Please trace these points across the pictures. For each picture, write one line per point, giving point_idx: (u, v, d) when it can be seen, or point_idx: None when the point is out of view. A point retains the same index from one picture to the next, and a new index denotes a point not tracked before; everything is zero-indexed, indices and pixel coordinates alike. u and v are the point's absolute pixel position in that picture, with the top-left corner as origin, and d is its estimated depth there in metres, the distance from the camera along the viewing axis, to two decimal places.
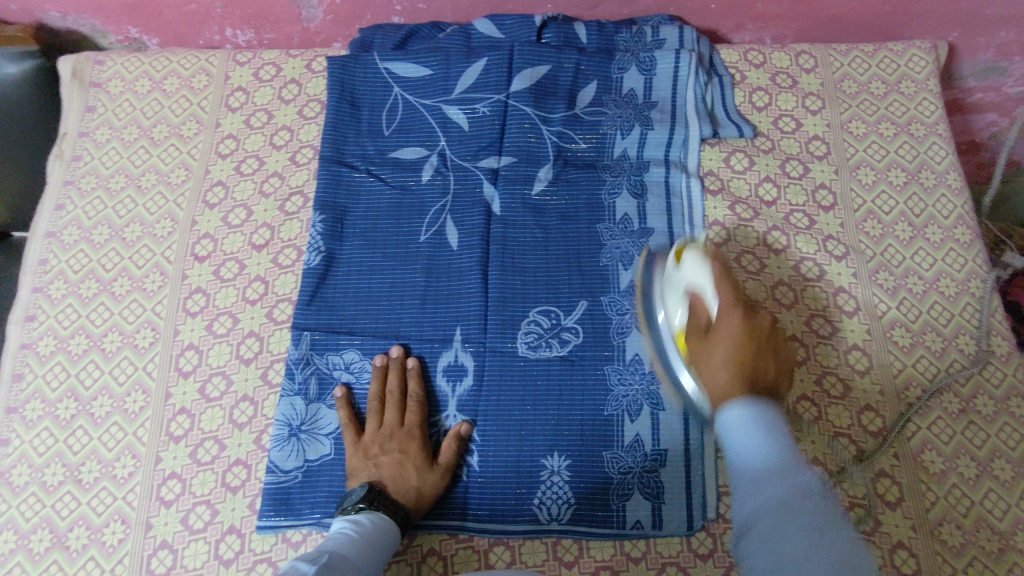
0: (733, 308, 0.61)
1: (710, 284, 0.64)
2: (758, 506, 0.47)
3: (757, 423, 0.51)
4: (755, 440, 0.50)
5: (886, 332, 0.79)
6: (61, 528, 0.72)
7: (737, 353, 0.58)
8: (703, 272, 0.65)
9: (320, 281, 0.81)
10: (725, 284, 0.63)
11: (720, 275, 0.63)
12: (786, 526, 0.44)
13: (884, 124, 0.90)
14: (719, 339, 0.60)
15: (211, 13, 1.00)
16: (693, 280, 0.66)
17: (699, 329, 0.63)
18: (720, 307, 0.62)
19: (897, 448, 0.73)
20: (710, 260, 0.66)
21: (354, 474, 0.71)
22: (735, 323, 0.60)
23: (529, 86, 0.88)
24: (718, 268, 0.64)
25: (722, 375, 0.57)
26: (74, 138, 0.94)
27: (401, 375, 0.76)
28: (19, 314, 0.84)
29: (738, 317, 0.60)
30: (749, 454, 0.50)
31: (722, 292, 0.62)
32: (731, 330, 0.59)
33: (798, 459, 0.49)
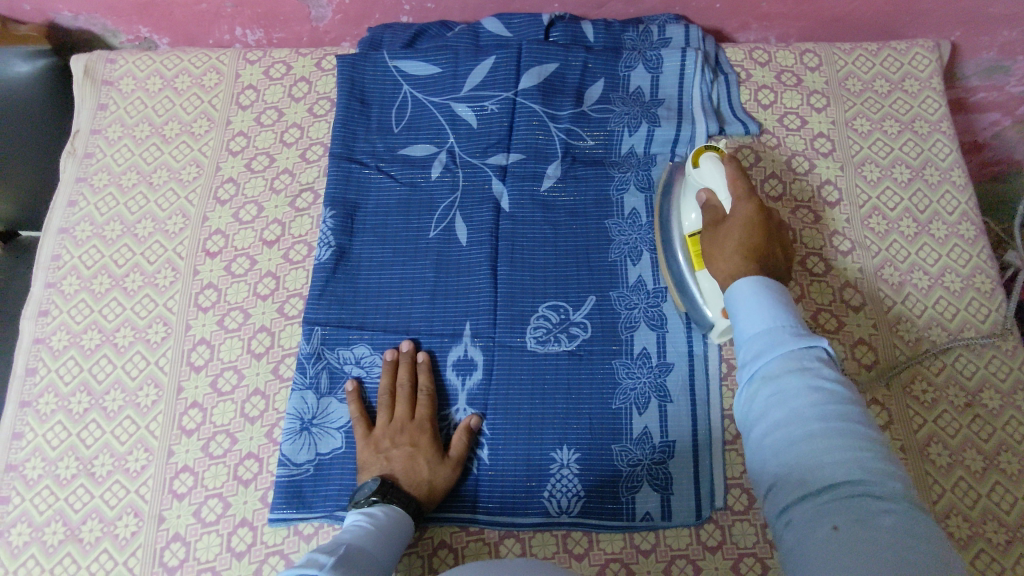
0: (746, 198, 0.67)
1: (725, 181, 0.69)
2: (758, 364, 0.51)
3: (762, 293, 0.55)
4: (757, 311, 0.54)
5: (892, 326, 0.79)
6: (75, 521, 0.73)
7: (748, 234, 0.65)
8: (718, 168, 0.70)
9: (331, 277, 0.81)
10: (740, 179, 0.68)
11: (734, 171, 0.69)
12: (781, 378, 0.49)
13: (889, 121, 0.91)
14: (735, 227, 0.66)
15: (221, 13, 1.00)
16: (708, 180, 0.72)
17: (713, 222, 0.69)
18: (734, 198, 0.68)
19: (904, 441, 0.74)
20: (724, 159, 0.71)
21: (366, 467, 0.71)
22: (746, 211, 0.66)
23: (537, 83, 0.89)
24: (733, 164, 0.69)
25: (735, 258, 0.64)
26: (87, 135, 0.95)
27: (411, 370, 0.76)
28: (32, 309, 0.84)
29: (751, 205, 0.66)
30: (752, 324, 0.54)
31: (737, 186, 0.68)
32: (743, 219, 0.66)
33: (798, 324, 0.53)
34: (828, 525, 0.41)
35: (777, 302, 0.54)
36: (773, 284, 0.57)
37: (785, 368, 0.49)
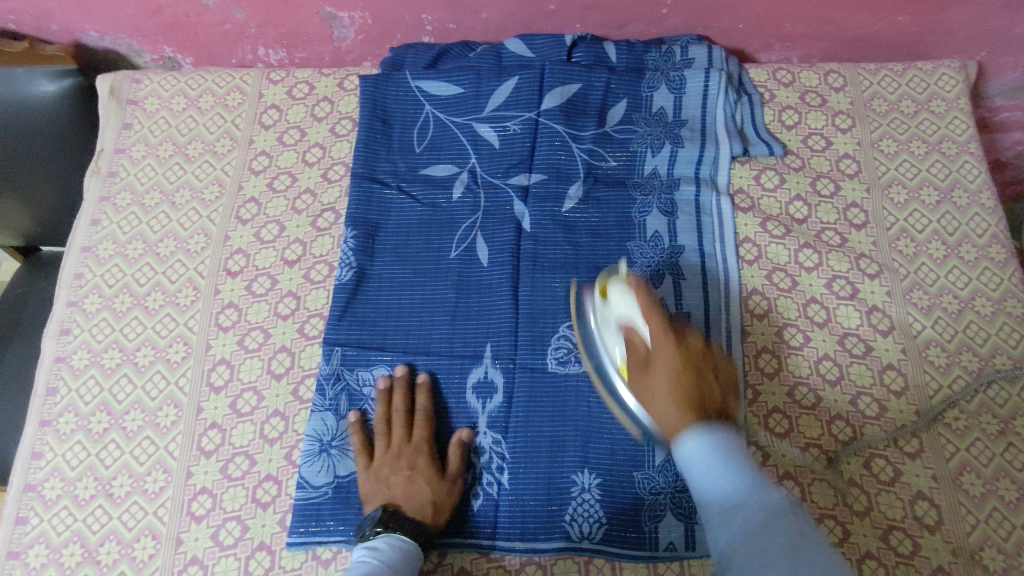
0: (665, 333, 0.63)
1: (639, 316, 0.66)
2: (730, 529, 0.47)
3: (715, 453, 0.52)
4: (718, 466, 0.51)
5: (922, 351, 0.78)
6: (92, 543, 0.72)
7: (677, 380, 0.60)
8: (630, 303, 0.67)
9: (351, 296, 0.81)
10: (654, 313, 0.65)
11: (647, 309, 0.65)
12: (753, 541, 0.45)
13: (916, 142, 0.90)
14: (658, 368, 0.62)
15: (245, 33, 1.01)
16: (621, 314, 0.68)
17: (640, 361, 0.65)
18: (653, 337, 0.64)
19: (935, 469, 0.72)
20: (634, 289, 0.67)
21: (369, 499, 0.70)
22: (668, 351, 0.62)
23: (559, 103, 0.89)
24: (644, 298, 0.66)
25: (671, 407, 0.58)
26: (111, 154, 0.95)
27: (406, 394, 0.75)
28: (54, 328, 0.84)
29: (672, 343, 0.63)
30: (716, 482, 0.50)
31: (652, 322, 0.64)
32: (667, 360, 0.62)
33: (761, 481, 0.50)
34: None
35: (733, 463, 0.51)
36: (719, 433, 0.54)
37: (756, 526, 0.46)
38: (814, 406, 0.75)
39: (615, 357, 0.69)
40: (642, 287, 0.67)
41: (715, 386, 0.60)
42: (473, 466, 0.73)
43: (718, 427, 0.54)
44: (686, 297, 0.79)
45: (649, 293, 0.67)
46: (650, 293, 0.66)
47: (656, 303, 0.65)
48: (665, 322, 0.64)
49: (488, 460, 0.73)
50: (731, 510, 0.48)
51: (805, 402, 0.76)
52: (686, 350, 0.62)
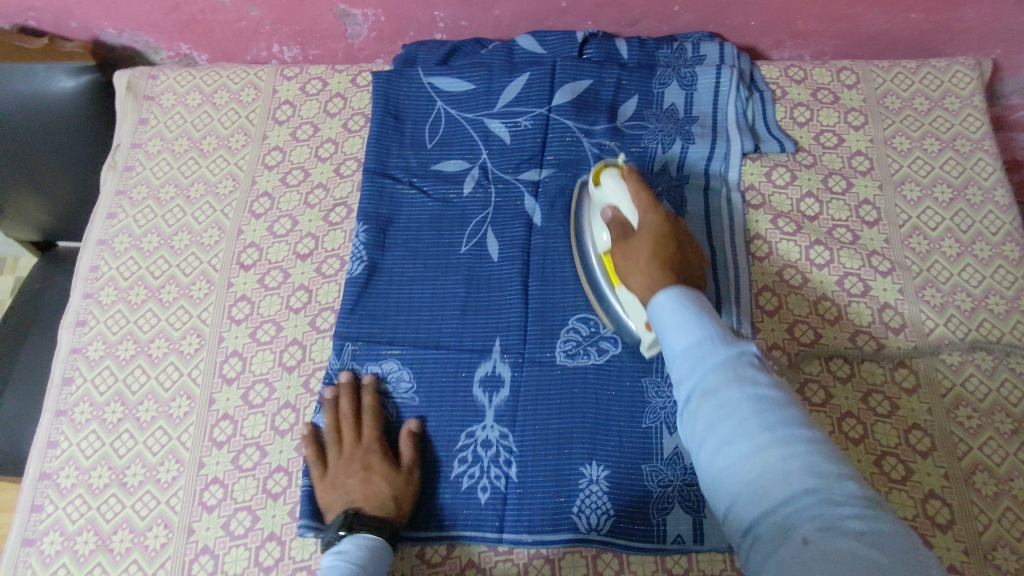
0: (653, 209, 0.69)
1: (629, 198, 0.71)
2: (696, 378, 0.53)
3: (686, 303, 0.57)
4: (685, 320, 0.56)
5: (934, 349, 0.77)
6: (106, 530, 0.73)
7: (657, 247, 0.66)
8: (620, 188, 0.72)
9: (362, 291, 0.81)
10: (644, 191, 0.70)
11: (638, 190, 0.70)
12: (720, 391, 0.51)
13: (929, 140, 0.89)
14: (641, 237, 0.68)
15: (260, 30, 1.02)
16: (611, 197, 0.73)
17: (624, 235, 0.70)
18: (641, 214, 0.69)
19: (947, 468, 0.71)
20: (626, 174, 0.73)
21: (328, 506, 0.70)
22: (653, 222, 0.68)
23: (570, 100, 0.89)
24: (634, 179, 0.71)
25: (652, 269, 0.64)
26: (127, 149, 0.97)
27: (351, 397, 0.75)
28: (70, 319, 0.86)
29: (659, 217, 0.69)
30: (681, 333, 0.55)
31: (642, 199, 0.70)
32: (653, 230, 0.68)
33: (726, 333, 0.55)
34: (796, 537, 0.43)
35: (702, 313, 0.56)
36: (691, 294, 0.58)
37: (722, 376, 0.51)
38: (824, 403, 0.75)
39: (598, 239, 0.75)
40: (634, 171, 0.73)
41: (687, 262, 0.67)
42: (481, 459, 0.73)
43: (689, 288, 0.60)
44: None
45: (639, 175, 0.72)
46: (642, 178, 0.72)
47: (646, 186, 0.71)
48: (653, 202, 0.70)
49: (495, 453, 0.73)
50: (698, 360, 0.54)
51: (815, 398, 0.75)
52: (669, 227, 0.68)
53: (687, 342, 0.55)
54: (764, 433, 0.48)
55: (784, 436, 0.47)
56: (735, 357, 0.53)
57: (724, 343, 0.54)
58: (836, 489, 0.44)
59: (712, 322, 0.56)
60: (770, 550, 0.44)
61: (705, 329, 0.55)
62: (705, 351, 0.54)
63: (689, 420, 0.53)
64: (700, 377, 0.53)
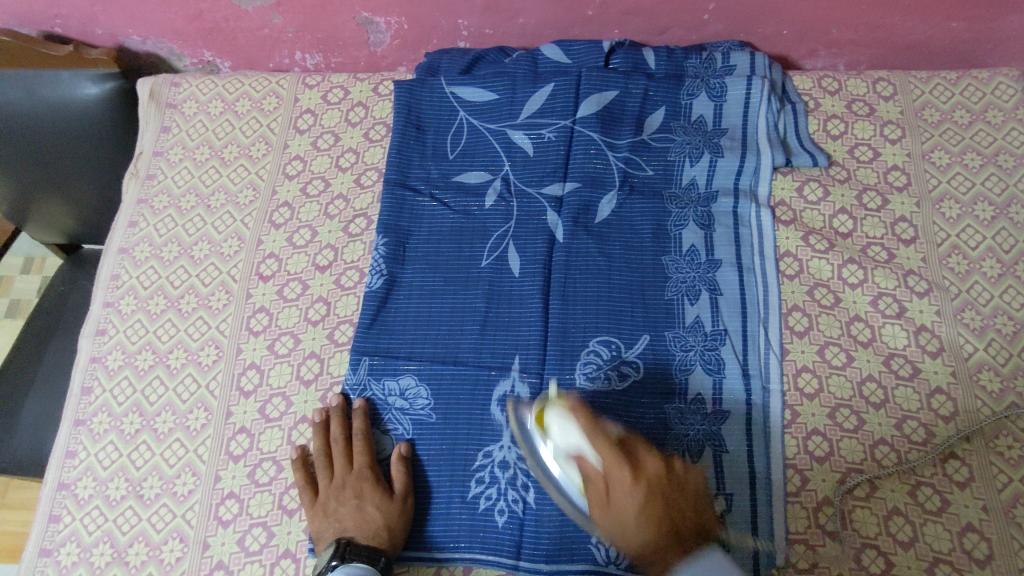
0: (620, 461, 0.60)
1: (589, 449, 0.62)
2: None
3: None
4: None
5: (973, 375, 0.74)
6: (122, 543, 0.73)
7: (649, 517, 0.59)
8: (574, 432, 0.63)
9: (381, 305, 0.80)
10: (600, 438, 0.61)
11: (596, 441, 0.61)
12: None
13: (970, 154, 0.85)
14: (626, 509, 0.60)
15: (283, 38, 1.02)
16: (566, 443, 0.63)
17: (598, 495, 0.61)
18: (608, 468, 0.61)
19: (986, 500, 0.68)
20: (575, 420, 0.63)
21: (320, 536, 0.69)
22: (626, 486, 0.59)
23: (596, 111, 0.87)
24: (588, 425, 0.62)
25: (649, 545, 0.59)
26: (149, 156, 0.96)
27: (342, 423, 0.74)
28: (90, 328, 0.86)
29: (627, 475, 0.60)
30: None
31: (604, 450, 0.61)
32: (628, 498, 0.59)
33: None
34: None
35: None
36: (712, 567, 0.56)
37: None
38: (856, 430, 0.72)
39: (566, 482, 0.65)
40: (581, 412, 0.63)
41: (679, 505, 0.61)
42: (498, 480, 0.71)
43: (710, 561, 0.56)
44: (722, 314, 0.77)
45: (588, 414, 0.63)
46: (592, 417, 0.63)
47: (602, 428, 0.62)
48: (616, 446, 0.61)
49: (513, 475, 0.71)
50: None
51: (847, 425, 0.73)
52: (647, 476, 0.60)
53: None
54: None
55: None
56: None
57: None
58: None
59: None
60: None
61: None
62: None
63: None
64: None
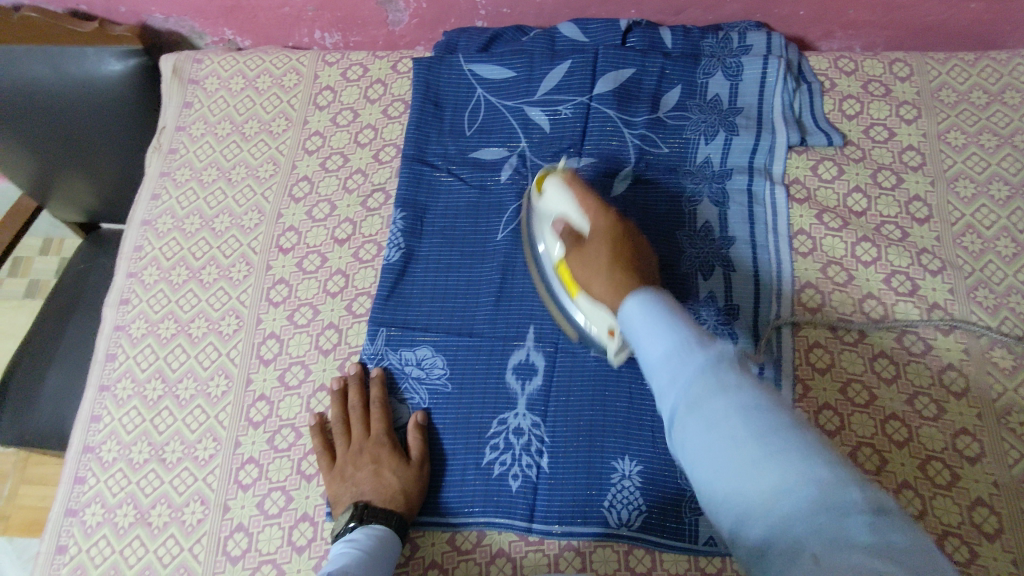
0: (604, 213, 0.68)
1: (576, 205, 0.70)
2: (675, 392, 0.48)
3: (657, 307, 0.54)
4: (653, 328, 0.52)
5: (985, 351, 0.74)
6: (145, 504, 0.75)
7: (616, 252, 0.65)
8: (565, 193, 0.71)
9: (399, 277, 0.82)
10: (590, 196, 0.70)
11: (584, 198, 0.70)
12: (701, 401, 0.46)
13: (986, 135, 0.86)
14: (598, 248, 0.66)
15: (303, 16, 1.03)
16: (557, 204, 0.72)
17: (577, 245, 0.68)
18: (592, 219, 0.68)
19: (997, 475, 0.68)
20: (570, 183, 0.72)
21: (338, 499, 0.70)
22: (607, 227, 0.67)
23: (612, 89, 0.88)
24: (580, 186, 0.71)
25: (616, 273, 0.63)
26: (172, 132, 0.98)
27: (360, 391, 0.76)
28: (114, 297, 0.88)
29: (611, 217, 0.68)
30: (651, 341, 0.51)
31: (590, 205, 0.69)
32: (608, 235, 0.67)
33: (698, 333, 0.51)
34: (807, 558, 0.37)
35: (674, 311, 0.53)
36: (660, 294, 0.55)
37: (706, 387, 0.46)
38: (868, 404, 0.73)
39: (553, 250, 0.73)
40: (577, 178, 0.72)
41: (647, 259, 0.67)
42: (513, 447, 0.72)
43: (658, 288, 0.57)
44: (736, 289, 0.78)
45: (583, 182, 0.72)
46: (585, 184, 0.71)
47: (593, 192, 0.70)
48: (605, 206, 0.69)
49: (527, 441, 0.73)
50: (675, 366, 0.49)
51: (858, 399, 0.73)
52: (623, 232, 0.67)
53: (657, 344, 0.51)
54: (769, 455, 0.41)
55: (774, 448, 0.41)
56: (714, 362, 0.48)
57: (700, 344, 0.49)
58: (838, 499, 0.38)
59: (684, 320, 0.52)
60: (779, 575, 0.38)
61: (679, 331, 0.51)
62: (681, 352, 0.49)
63: (677, 439, 0.48)
64: (679, 387, 0.48)
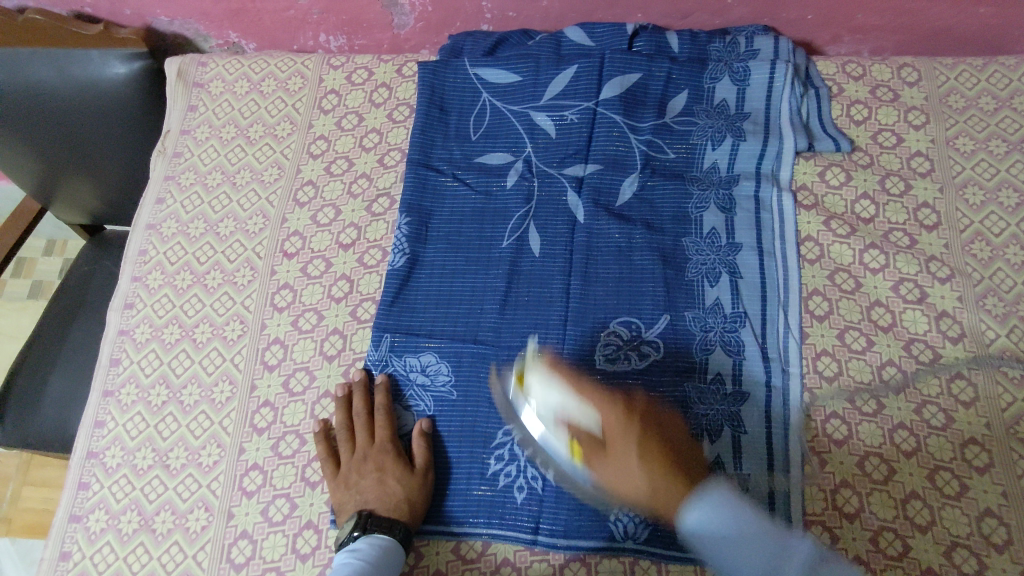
0: (608, 403, 0.65)
1: (574, 396, 0.65)
2: None
3: (734, 510, 0.56)
4: (738, 539, 0.54)
5: (994, 360, 0.73)
6: (149, 511, 0.75)
7: (647, 449, 0.62)
8: (556, 390, 0.65)
9: (404, 283, 0.81)
10: (584, 392, 0.65)
11: (580, 387, 0.65)
12: None
13: (995, 141, 0.85)
14: (626, 447, 0.62)
15: (308, 19, 1.03)
16: (547, 394, 0.65)
17: (592, 445, 0.63)
18: (599, 412, 0.64)
19: (1006, 485, 0.68)
20: (559, 376, 0.66)
21: (342, 507, 0.70)
22: (624, 420, 0.64)
23: (619, 93, 0.87)
24: (571, 379, 0.66)
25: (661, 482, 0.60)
26: (176, 135, 0.98)
27: (364, 397, 0.75)
28: (118, 302, 0.88)
29: (623, 411, 0.65)
30: (745, 555, 0.53)
31: (589, 395, 0.65)
32: (629, 432, 0.64)
33: (771, 529, 0.54)
34: None
35: (750, 521, 0.55)
36: (719, 493, 0.57)
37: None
38: (876, 413, 0.72)
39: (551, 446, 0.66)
40: (562, 367, 0.67)
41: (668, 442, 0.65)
42: (517, 457, 0.72)
43: (716, 484, 0.58)
44: (742, 297, 0.77)
45: (567, 371, 0.67)
46: (572, 371, 0.67)
47: (585, 382, 0.66)
48: (604, 392, 0.66)
49: None
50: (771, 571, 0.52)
51: (866, 408, 0.73)
52: (632, 417, 0.65)
53: (743, 555, 0.53)
54: None
55: None
56: (802, 556, 0.52)
57: (776, 536, 0.54)
58: None
59: (751, 514, 0.56)
60: None
61: (761, 532, 0.54)
62: (773, 556, 0.53)
63: None
64: None
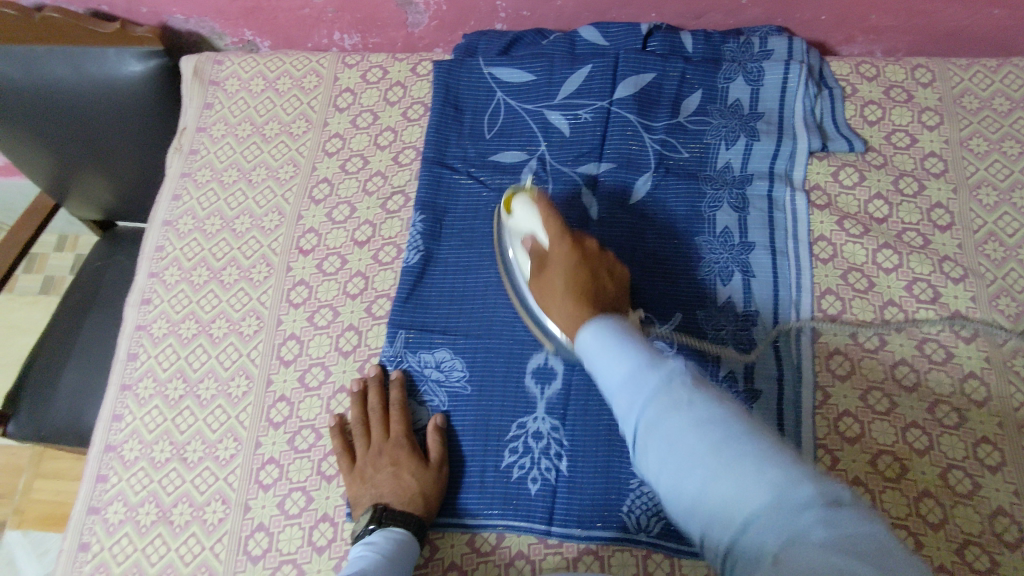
0: (564, 236, 0.69)
1: (539, 227, 0.71)
2: (635, 412, 0.50)
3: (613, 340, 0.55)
4: (614, 354, 0.54)
5: (1007, 360, 0.74)
6: (166, 503, 0.76)
7: (572, 279, 0.66)
8: (531, 217, 0.72)
9: (418, 280, 0.82)
10: (552, 218, 0.71)
11: (547, 220, 0.71)
12: (660, 420, 0.48)
13: (1009, 142, 0.85)
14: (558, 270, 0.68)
15: (322, 18, 1.03)
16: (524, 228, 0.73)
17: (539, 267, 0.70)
18: (552, 241, 0.70)
19: (1018, 484, 0.68)
20: (536, 207, 0.72)
21: (357, 500, 0.71)
22: (565, 253, 0.69)
23: (633, 93, 0.88)
24: (547, 213, 0.71)
25: (566, 303, 0.65)
26: (193, 132, 0.99)
27: (380, 392, 0.76)
28: (136, 297, 0.89)
29: (568, 247, 0.69)
30: (613, 369, 0.54)
31: (552, 227, 0.70)
32: (562, 260, 0.68)
33: (651, 352, 0.53)
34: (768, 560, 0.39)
35: (626, 344, 0.54)
36: (614, 324, 0.57)
37: (660, 405, 0.49)
38: (888, 412, 0.73)
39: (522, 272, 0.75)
40: (543, 202, 0.72)
41: (605, 278, 0.68)
42: (532, 451, 0.73)
43: (617, 318, 0.59)
44: (755, 295, 0.78)
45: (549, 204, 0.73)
46: (548, 204, 0.72)
47: (556, 214, 0.71)
48: (565, 229, 0.70)
49: (546, 445, 0.73)
50: (632, 385, 0.51)
51: (879, 407, 0.73)
52: (579, 254, 0.69)
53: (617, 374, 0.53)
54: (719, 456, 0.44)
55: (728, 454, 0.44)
56: (666, 377, 0.50)
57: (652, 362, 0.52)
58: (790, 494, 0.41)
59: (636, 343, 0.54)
60: None
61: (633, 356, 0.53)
62: (637, 372, 0.52)
63: (641, 456, 0.50)
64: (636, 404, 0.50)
